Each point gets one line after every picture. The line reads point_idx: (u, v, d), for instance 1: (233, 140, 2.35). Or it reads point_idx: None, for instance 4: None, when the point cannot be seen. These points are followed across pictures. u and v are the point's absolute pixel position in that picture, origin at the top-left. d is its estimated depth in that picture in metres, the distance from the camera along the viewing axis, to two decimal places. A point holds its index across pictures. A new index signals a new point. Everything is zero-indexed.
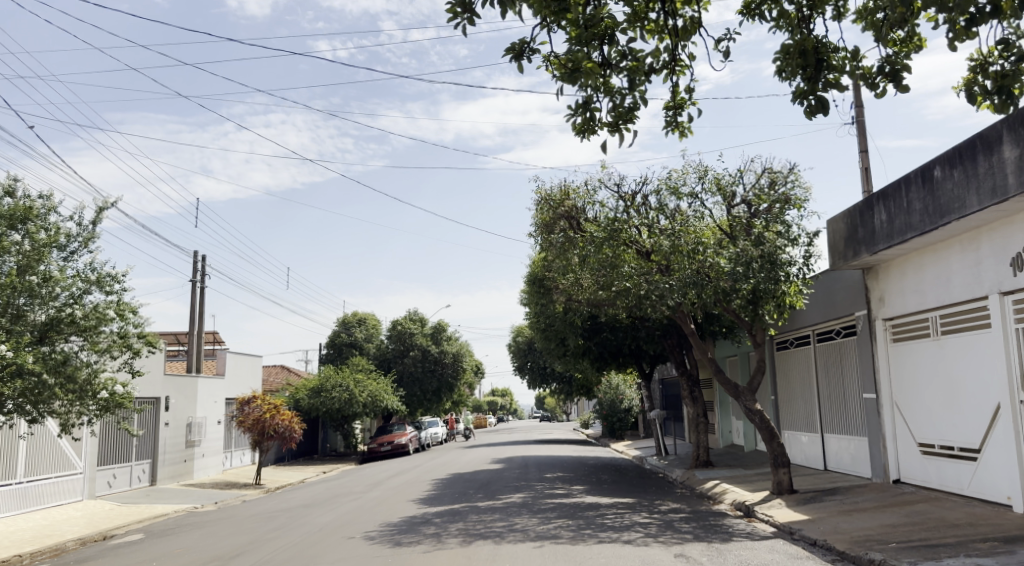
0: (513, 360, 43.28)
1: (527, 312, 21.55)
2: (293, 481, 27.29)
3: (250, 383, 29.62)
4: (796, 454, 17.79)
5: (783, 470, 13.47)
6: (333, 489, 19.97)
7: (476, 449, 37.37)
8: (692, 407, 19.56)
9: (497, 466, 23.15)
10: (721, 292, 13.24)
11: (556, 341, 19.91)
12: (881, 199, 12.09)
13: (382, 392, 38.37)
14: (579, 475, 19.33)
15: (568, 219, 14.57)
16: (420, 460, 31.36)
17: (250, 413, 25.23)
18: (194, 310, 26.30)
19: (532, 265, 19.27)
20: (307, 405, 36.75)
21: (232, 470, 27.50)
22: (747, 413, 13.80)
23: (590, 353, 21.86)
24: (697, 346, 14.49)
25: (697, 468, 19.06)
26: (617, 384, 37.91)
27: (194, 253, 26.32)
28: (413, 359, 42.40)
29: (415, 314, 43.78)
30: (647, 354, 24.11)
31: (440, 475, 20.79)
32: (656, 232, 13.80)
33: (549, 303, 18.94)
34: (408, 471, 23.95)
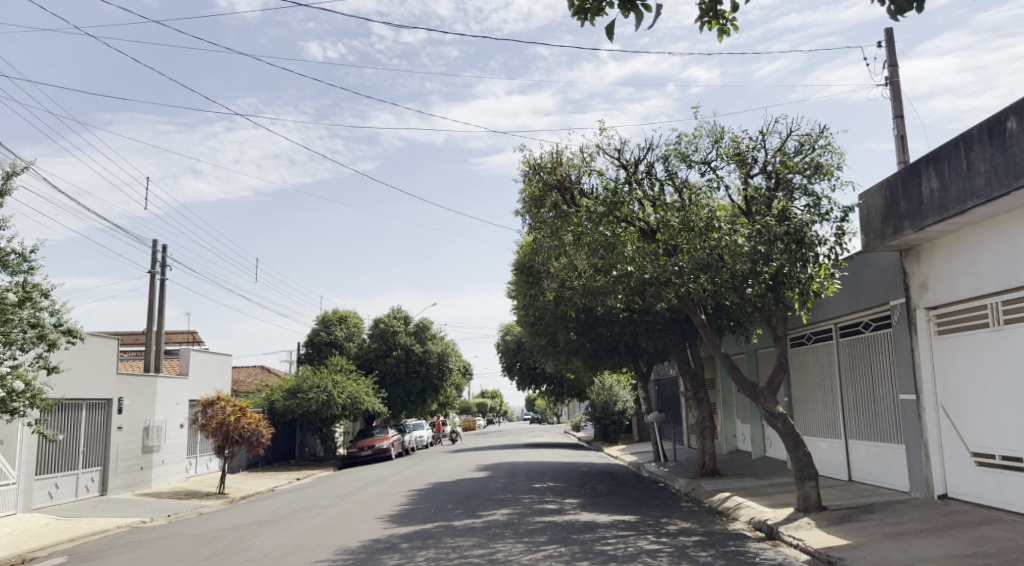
0: (501, 360, 41.36)
1: (514, 306, 19.57)
2: (262, 489, 25.25)
3: (217, 383, 27.56)
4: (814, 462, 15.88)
5: (811, 485, 11.59)
6: (299, 500, 17.98)
7: (462, 454, 35.38)
8: (696, 409, 17.64)
9: (481, 474, 21.19)
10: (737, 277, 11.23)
11: (547, 337, 17.96)
12: (930, 163, 10.26)
13: (362, 394, 36.37)
14: (571, 486, 17.40)
15: (559, 191, 12.55)
16: (401, 466, 29.40)
17: (212, 415, 23.14)
18: (153, 303, 24.27)
19: (520, 251, 17.35)
20: (282, 407, 34.69)
21: (196, 478, 25.45)
22: (768, 417, 11.91)
23: (583, 349, 19.93)
24: (707, 339, 12.55)
25: (702, 477, 17.16)
26: (611, 385, 35.86)
27: (154, 242, 24.30)
28: (396, 359, 40.38)
29: (399, 311, 41.75)
30: (644, 351, 22.25)
31: (418, 485, 18.82)
32: (663, 206, 11.81)
33: (539, 293, 16.95)
34: (385, 480, 21.93)
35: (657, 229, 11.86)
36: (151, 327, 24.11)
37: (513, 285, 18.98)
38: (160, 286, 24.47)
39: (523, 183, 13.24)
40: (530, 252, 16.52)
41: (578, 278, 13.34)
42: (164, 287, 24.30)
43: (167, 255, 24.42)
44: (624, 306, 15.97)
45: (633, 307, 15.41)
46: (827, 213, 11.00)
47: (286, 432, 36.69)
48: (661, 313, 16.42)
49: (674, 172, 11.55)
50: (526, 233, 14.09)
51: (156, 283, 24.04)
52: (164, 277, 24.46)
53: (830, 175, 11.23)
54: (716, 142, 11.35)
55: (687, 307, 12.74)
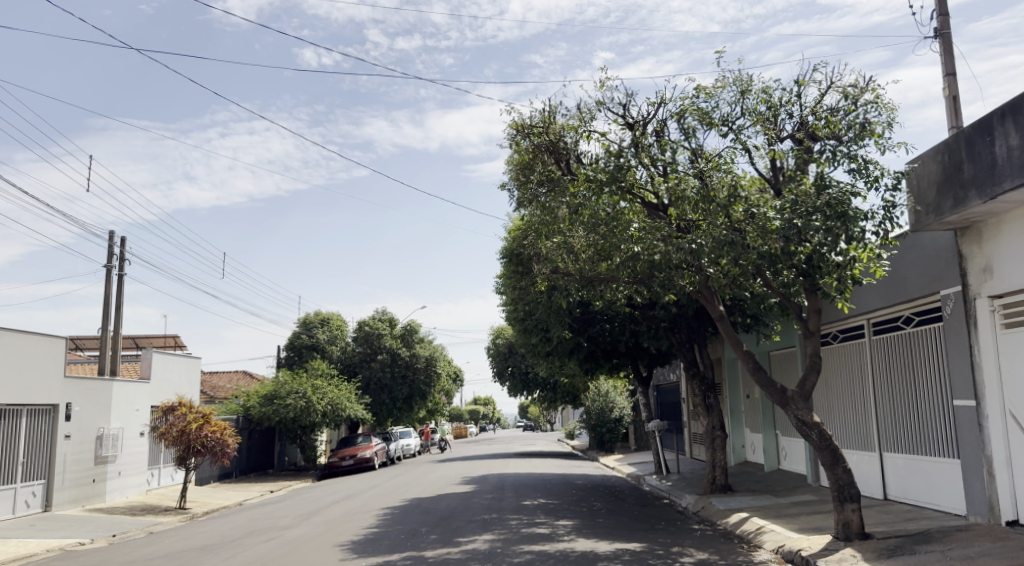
0: (491, 364, 39.39)
1: (503, 301, 17.70)
2: (229, 504, 23.22)
3: (183, 388, 25.53)
4: None
5: (852, 508, 9.70)
6: (259, 520, 16.00)
7: (449, 464, 33.39)
8: (705, 417, 15.70)
9: (466, 488, 19.20)
10: (766, 258, 9.41)
11: (538, 336, 16.08)
12: (1008, 115, 8.41)
13: (344, 400, 34.47)
14: (565, 503, 15.49)
15: (552, 156, 10.66)
16: (382, 478, 27.41)
17: (172, 424, 21.10)
18: (109, 300, 22.27)
19: (509, 238, 15.54)
20: (258, 415, 32.66)
21: (156, 491, 23.40)
22: (800, 428, 10.03)
23: (579, 349, 18.10)
24: (728, 337, 10.46)
25: (712, 494, 15.23)
26: (608, 391, 33.79)
27: (110, 233, 22.31)
28: (381, 364, 38.31)
29: (384, 313, 39.85)
30: (646, 352, 20.35)
31: (393, 501, 16.86)
32: (676, 173, 9.97)
33: (531, 285, 15.06)
34: (359, 496, 19.96)
35: (670, 201, 10.01)
36: (106, 327, 22.10)
37: (501, 278, 17.11)
38: (118, 282, 22.46)
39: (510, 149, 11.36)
40: (520, 237, 14.64)
41: (575, 262, 11.46)
42: (122, 283, 22.30)
43: (126, 247, 22.47)
44: (626, 297, 14.10)
45: (639, 298, 13.53)
46: (877, 181, 9.15)
47: (263, 440, 34.68)
48: (672, 302, 14.56)
49: (690, 131, 9.69)
50: (514, 210, 12.18)
51: (112, 279, 22.03)
52: (122, 272, 22.47)
53: (878, 137, 9.39)
54: (741, 95, 9.51)
55: (702, 296, 10.87)
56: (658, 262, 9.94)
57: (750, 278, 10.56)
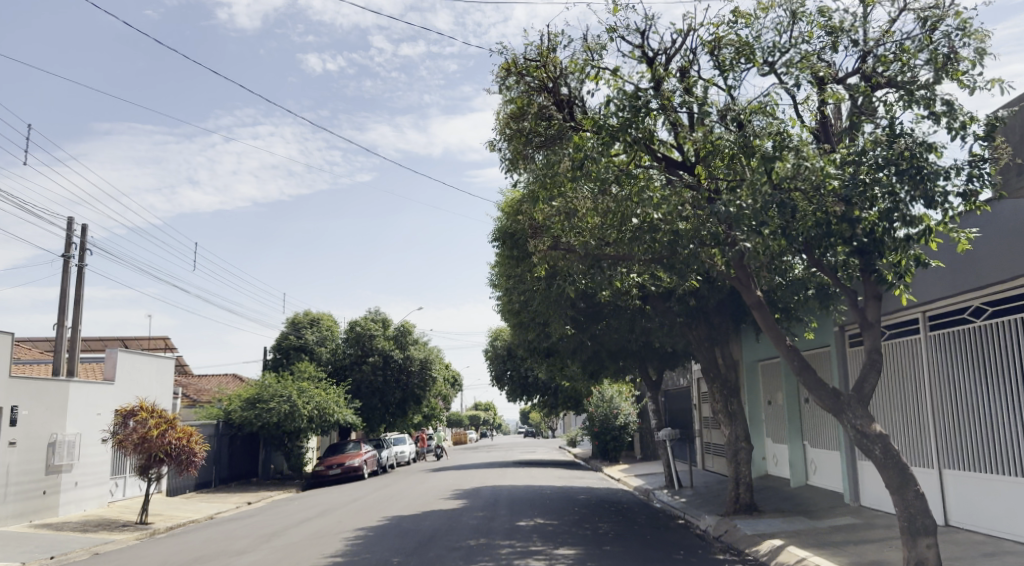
0: (489, 367, 37.38)
1: (497, 291, 15.78)
2: (198, 518, 21.26)
3: (152, 391, 23.54)
4: None
5: (928, 543, 7.62)
6: (217, 541, 14.03)
7: (442, 473, 31.40)
8: (728, 426, 13.65)
9: (455, 504, 17.20)
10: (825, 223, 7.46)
11: (536, 331, 14.10)
12: None
13: (332, 404, 32.56)
14: (566, 524, 13.53)
15: (552, 99, 8.93)
16: (369, 490, 25.46)
17: (132, 430, 19.18)
18: (67, 294, 20.30)
19: (503, 219, 13.49)
20: (240, 419, 30.68)
21: (120, 504, 21.43)
22: (859, 441, 8.02)
23: (583, 349, 16.16)
24: (767, 328, 8.49)
25: (736, 514, 13.19)
26: (611, 397, 31.72)
27: (69, 219, 20.33)
28: (372, 366, 36.33)
29: (377, 313, 37.94)
30: (658, 352, 18.33)
31: (371, 520, 14.91)
32: (704, 121, 8.03)
33: (527, 270, 13.14)
34: (335, 512, 17.99)
35: (698, 158, 8.14)
36: (63, 322, 20.13)
37: (495, 266, 15.19)
38: (77, 273, 20.49)
39: (502, 96, 9.50)
40: (515, 217, 12.68)
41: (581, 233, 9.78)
42: (81, 275, 20.32)
43: (85, 236, 20.49)
44: (639, 280, 12.19)
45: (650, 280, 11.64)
46: (967, 125, 7.17)
47: (246, 447, 32.75)
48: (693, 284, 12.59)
49: (727, 66, 7.77)
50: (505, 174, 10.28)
51: (70, 269, 20.05)
52: (81, 262, 20.49)
53: (962, 74, 7.38)
54: (790, 19, 7.66)
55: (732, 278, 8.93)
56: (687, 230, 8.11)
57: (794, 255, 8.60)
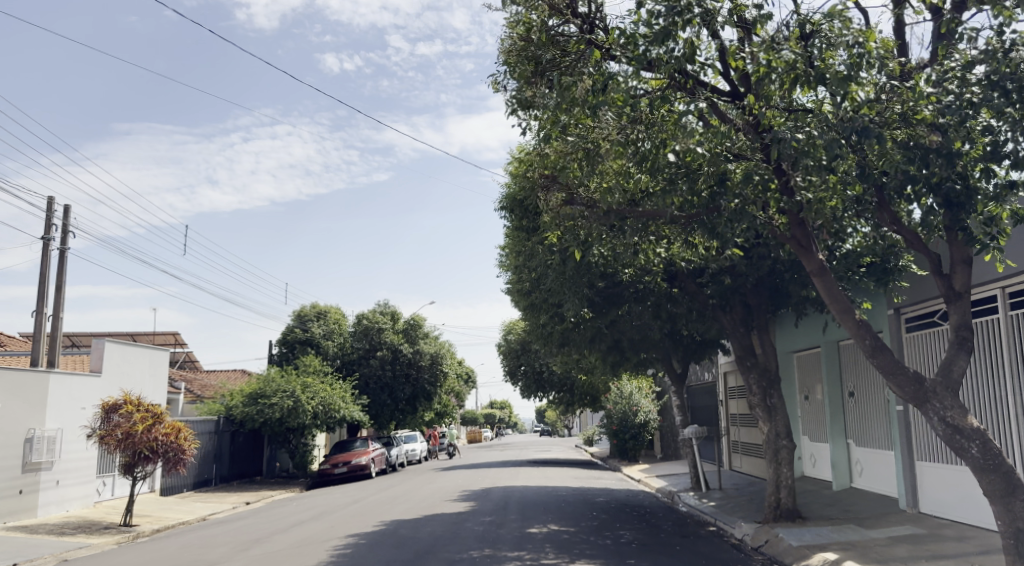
0: (503, 362, 35.87)
1: (506, 272, 14.32)
2: (189, 520, 19.91)
3: (142, 384, 22.22)
4: (968, 513, 10.21)
5: None
6: (194, 549, 12.63)
7: (452, 472, 29.92)
8: (767, 422, 12.06)
9: (461, 507, 15.71)
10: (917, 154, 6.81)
11: (547, 314, 12.63)
12: None
13: (337, 400, 31.20)
14: (583, 532, 12.01)
15: (574, 18, 8.35)
16: (373, 490, 24.02)
17: (116, 425, 17.82)
18: (48, 279, 19.00)
19: (511, 188, 12.00)
20: (241, 415, 29.39)
21: (107, 504, 20.13)
22: (951, 437, 6.41)
23: (601, 335, 14.69)
24: (831, 299, 7.02)
25: (777, 522, 11.64)
26: (631, 392, 29.85)
27: (50, 200, 19.04)
28: (380, 361, 34.91)
29: (386, 306, 36.53)
30: (682, 341, 16.78)
31: (366, 526, 13.45)
32: (760, 38, 7.28)
33: (540, 242, 11.68)
34: (328, 516, 16.56)
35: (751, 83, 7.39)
36: (43, 310, 18.86)
37: (503, 242, 13.71)
38: (59, 258, 19.20)
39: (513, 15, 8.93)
40: (524, 184, 11.23)
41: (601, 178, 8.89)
42: (64, 259, 19.02)
43: (68, 218, 19.19)
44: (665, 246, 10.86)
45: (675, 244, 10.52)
46: None
47: (249, 444, 31.45)
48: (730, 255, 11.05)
49: None
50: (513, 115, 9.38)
51: (51, 253, 18.77)
52: (63, 246, 19.17)
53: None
54: None
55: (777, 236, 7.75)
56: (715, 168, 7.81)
57: (849, 211, 7.75)
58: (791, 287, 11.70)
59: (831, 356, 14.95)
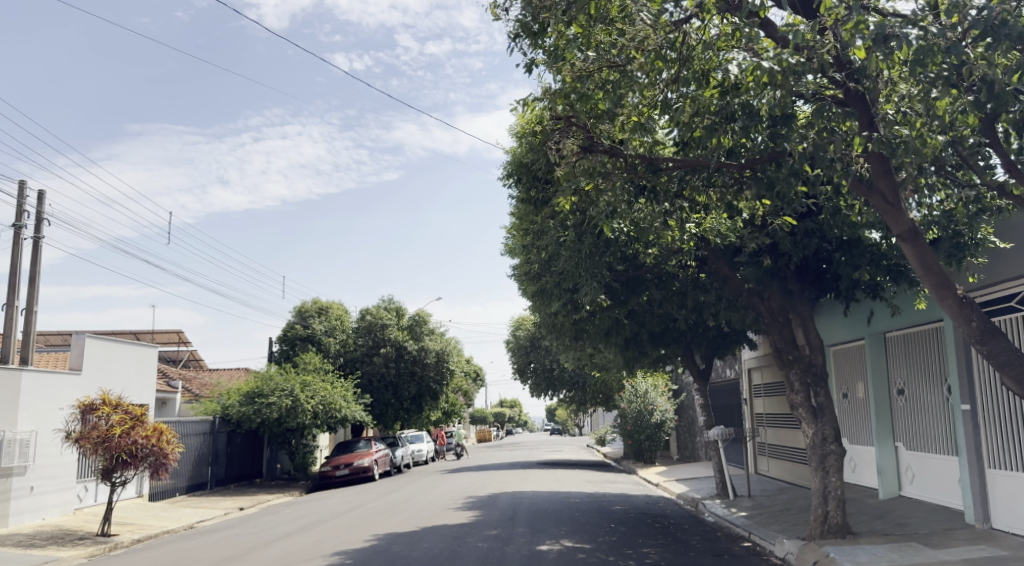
0: (512, 359, 34.39)
1: (513, 255, 12.85)
2: (175, 529, 18.53)
3: (126, 382, 20.90)
4: None
5: None
6: None
7: (458, 474, 28.47)
8: (813, 424, 10.51)
9: (465, 517, 14.23)
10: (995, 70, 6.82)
11: (561, 302, 11.19)
12: None
13: (339, 399, 29.82)
14: (603, 550, 10.54)
15: None
16: (375, 494, 22.61)
17: (92, 427, 16.43)
18: (20, 270, 17.63)
19: (518, 155, 10.54)
20: (237, 415, 28.03)
21: (88, 511, 18.79)
22: None
23: (619, 326, 13.33)
24: (927, 272, 6.88)
25: (825, 539, 10.14)
26: (646, 390, 28.21)
27: (21, 185, 17.67)
28: (384, 358, 33.54)
29: (390, 302, 35.08)
30: (708, 334, 15.31)
31: (358, 541, 12.02)
32: None
33: (555, 217, 10.24)
34: (318, 528, 15.11)
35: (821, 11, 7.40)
36: (15, 303, 17.51)
37: (510, 221, 12.26)
38: (32, 247, 17.83)
39: None
40: (536, 149, 9.81)
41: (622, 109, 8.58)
42: (37, 248, 17.65)
43: (42, 204, 17.81)
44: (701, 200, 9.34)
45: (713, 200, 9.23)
46: None
47: (247, 445, 30.12)
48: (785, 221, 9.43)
49: None
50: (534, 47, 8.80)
51: (23, 243, 17.40)
52: (36, 235, 17.80)
53: None
54: None
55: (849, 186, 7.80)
56: (763, 108, 7.64)
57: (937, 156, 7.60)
58: (841, 270, 10.21)
59: (875, 350, 13.41)
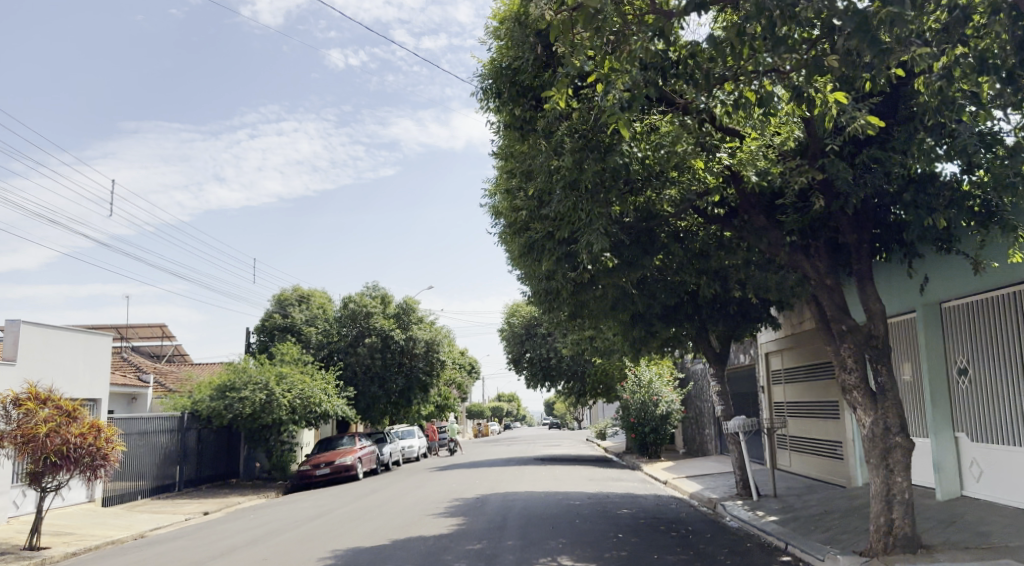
0: (506, 349, 32.23)
1: (498, 210, 10.64)
2: (122, 539, 16.27)
3: (69, 373, 18.69)
4: None
5: None
6: None
7: (447, 472, 26.33)
8: (874, 412, 8.35)
9: (447, 526, 12.04)
10: None
11: (559, 262, 9.01)
12: None
13: (318, 392, 27.64)
14: None
15: None
16: (354, 495, 20.42)
17: (16, 425, 14.19)
18: None
19: (498, 63, 8.55)
20: (207, 411, 25.82)
21: (24, 521, 16.54)
22: None
23: (625, 298, 11.23)
24: None
25: (890, 557, 8.00)
26: (651, 380, 25.95)
27: None
28: (369, 349, 31.24)
29: (376, 289, 32.91)
30: (727, 310, 13.15)
31: (314, 561, 9.83)
32: None
33: (548, 136, 8.14)
34: (273, 540, 12.86)
35: None
36: None
37: (494, 167, 10.05)
38: None
39: None
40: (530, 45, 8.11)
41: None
42: None
43: None
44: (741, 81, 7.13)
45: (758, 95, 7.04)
46: None
47: (222, 443, 27.95)
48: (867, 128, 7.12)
49: None
50: None
51: None
52: None
53: None
54: None
55: None
56: None
57: None
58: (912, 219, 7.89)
59: (930, 322, 11.22)
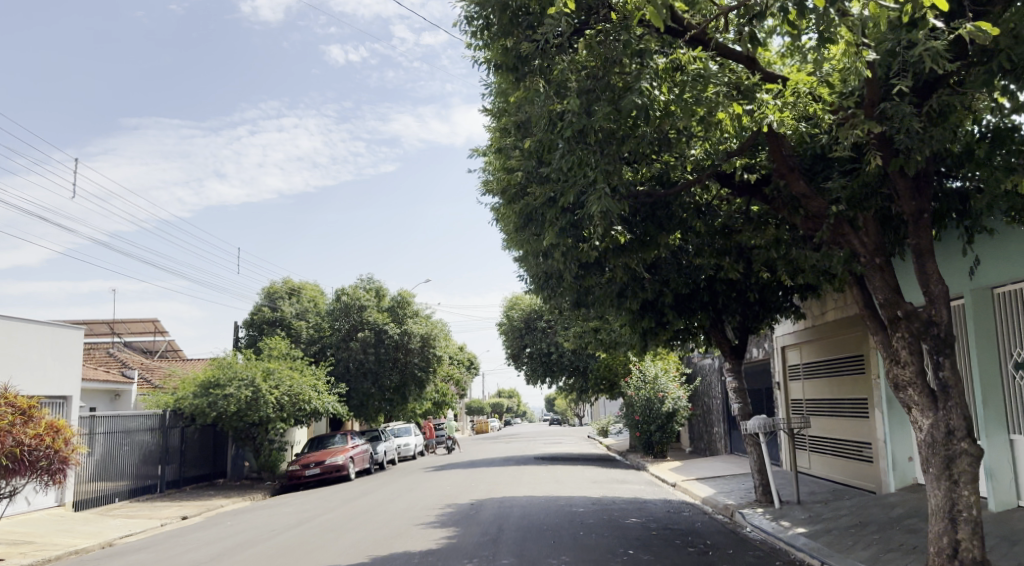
0: (506, 343, 30.97)
1: (492, 182, 9.34)
2: (88, 548, 14.99)
3: (35, 369, 17.40)
4: None
5: None
6: None
7: (443, 472, 25.10)
8: (933, 413, 7.06)
9: (436, 538, 10.77)
10: None
11: (562, 238, 7.70)
12: None
13: (308, 389, 26.37)
14: None
15: None
16: (343, 499, 19.16)
17: None
18: None
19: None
20: (191, 409, 24.51)
21: None
22: None
23: (635, 281, 9.94)
24: None
25: None
26: (656, 375, 24.73)
27: None
28: (362, 344, 29.96)
29: (370, 281, 31.62)
30: (745, 297, 11.83)
31: None
32: None
33: (549, 77, 7.06)
34: (243, 553, 11.53)
35: None
36: None
37: (489, 130, 8.73)
38: None
39: None
40: None
41: None
42: None
43: None
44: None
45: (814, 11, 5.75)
46: None
47: (207, 441, 26.70)
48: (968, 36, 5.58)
49: None
50: None
51: None
52: None
53: None
54: None
55: None
56: None
57: None
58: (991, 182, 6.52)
59: (981, 310, 9.93)
